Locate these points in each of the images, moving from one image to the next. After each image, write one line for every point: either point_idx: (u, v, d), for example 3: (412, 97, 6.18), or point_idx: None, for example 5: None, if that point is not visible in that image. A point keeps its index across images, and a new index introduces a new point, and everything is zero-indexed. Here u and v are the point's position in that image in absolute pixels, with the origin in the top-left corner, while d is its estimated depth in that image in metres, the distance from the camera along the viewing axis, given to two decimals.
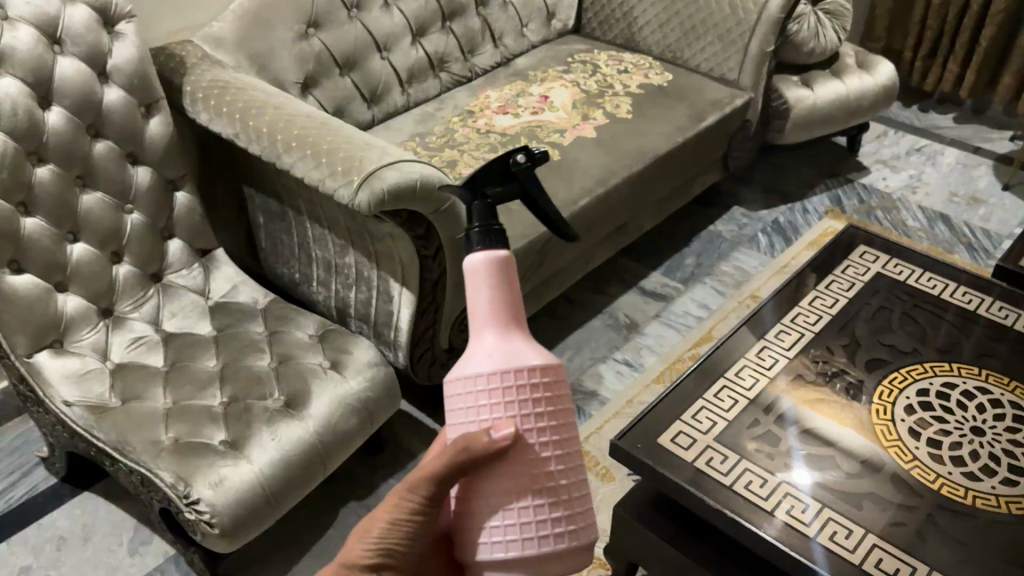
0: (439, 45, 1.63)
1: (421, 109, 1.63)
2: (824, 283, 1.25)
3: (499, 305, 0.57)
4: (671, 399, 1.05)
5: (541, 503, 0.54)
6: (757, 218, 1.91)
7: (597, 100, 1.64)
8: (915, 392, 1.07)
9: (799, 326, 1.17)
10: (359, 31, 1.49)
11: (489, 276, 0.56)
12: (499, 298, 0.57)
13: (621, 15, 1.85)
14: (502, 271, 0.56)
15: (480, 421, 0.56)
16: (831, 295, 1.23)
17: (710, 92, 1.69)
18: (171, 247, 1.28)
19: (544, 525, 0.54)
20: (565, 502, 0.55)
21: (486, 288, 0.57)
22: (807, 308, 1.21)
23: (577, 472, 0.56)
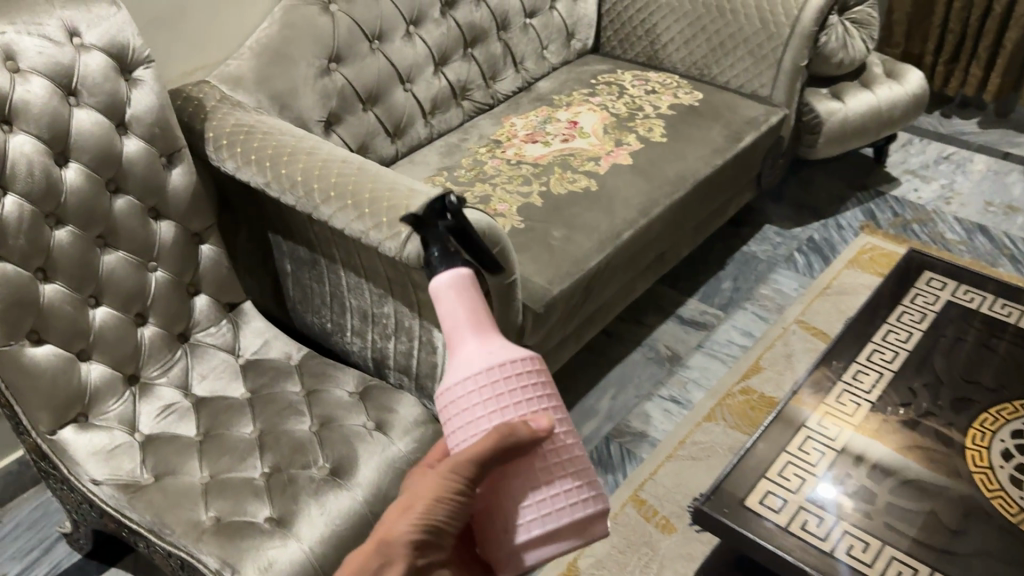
0: (461, 73, 1.56)
1: (445, 141, 1.56)
2: (895, 315, 1.19)
3: (458, 316, 0.61)
4: (755, 454, 0.99)
5: (561, 478, 0.59)
6: (791, 237, 1.85)
7: (628, 124, 1.57)
8: (1010, 434, 1.00)
9: (876, 365, 1.11)
10: (382, 64, 1.42)
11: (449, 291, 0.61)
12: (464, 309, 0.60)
13: (643, 32, 1.78)
14: (463, 277, 0.61)
15: (502, 412, 0.59)
16: (904, 329, 1.16)
17: (744, 110, 1.62)
18: (197, 303, 1.20)
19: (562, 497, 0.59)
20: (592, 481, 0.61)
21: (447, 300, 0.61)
22: (881, 344, 1.14)
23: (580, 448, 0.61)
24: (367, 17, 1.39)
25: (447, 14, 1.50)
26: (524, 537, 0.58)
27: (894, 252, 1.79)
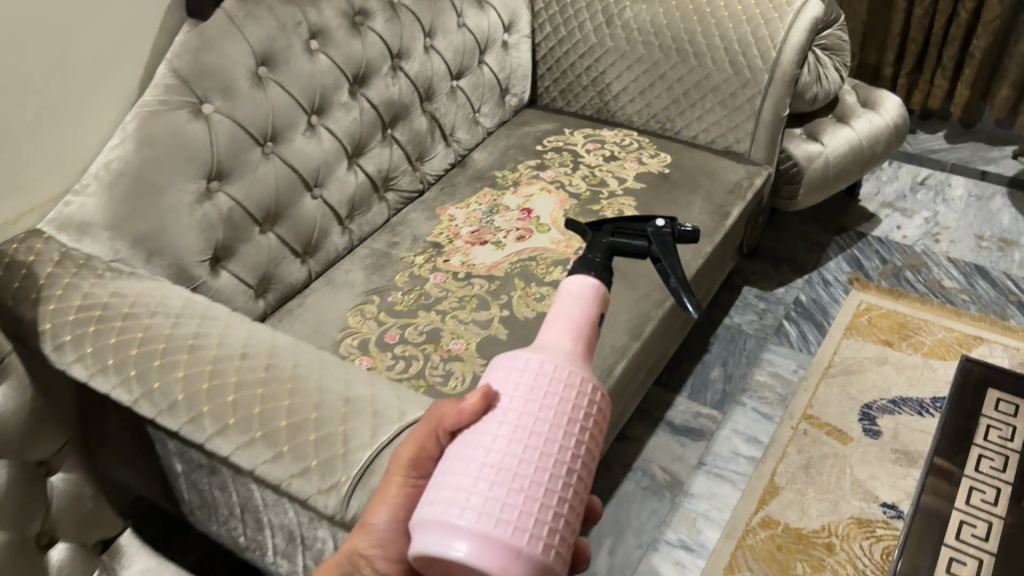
0: (383, 161, 1.24)
1: (369, 248, 1.24)
2: (971, 462, 0.94)
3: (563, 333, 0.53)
4: None
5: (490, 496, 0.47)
6: (776, 300, 1.61)
7: (592, 207, 1.28)
8: None
9: (971, 548, 0.86)
10: (281, 172, 1.08)
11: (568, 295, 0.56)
12: (585, 316, 0.54)
13: (589, 82, 1.50)
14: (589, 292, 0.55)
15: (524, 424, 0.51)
16: (988, 484, 0.92)
17: (723, 174, 1.36)
18: (52, 557, 0.85)
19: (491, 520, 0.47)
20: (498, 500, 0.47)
21: (564, 307, 0.55)
22: (968, 511, 0.90)
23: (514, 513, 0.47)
24: (255, 116, 1.05)
25: (357, 94, 1.17)
26: (435, 533, 0.47)
27: (893, 310, 1.57)
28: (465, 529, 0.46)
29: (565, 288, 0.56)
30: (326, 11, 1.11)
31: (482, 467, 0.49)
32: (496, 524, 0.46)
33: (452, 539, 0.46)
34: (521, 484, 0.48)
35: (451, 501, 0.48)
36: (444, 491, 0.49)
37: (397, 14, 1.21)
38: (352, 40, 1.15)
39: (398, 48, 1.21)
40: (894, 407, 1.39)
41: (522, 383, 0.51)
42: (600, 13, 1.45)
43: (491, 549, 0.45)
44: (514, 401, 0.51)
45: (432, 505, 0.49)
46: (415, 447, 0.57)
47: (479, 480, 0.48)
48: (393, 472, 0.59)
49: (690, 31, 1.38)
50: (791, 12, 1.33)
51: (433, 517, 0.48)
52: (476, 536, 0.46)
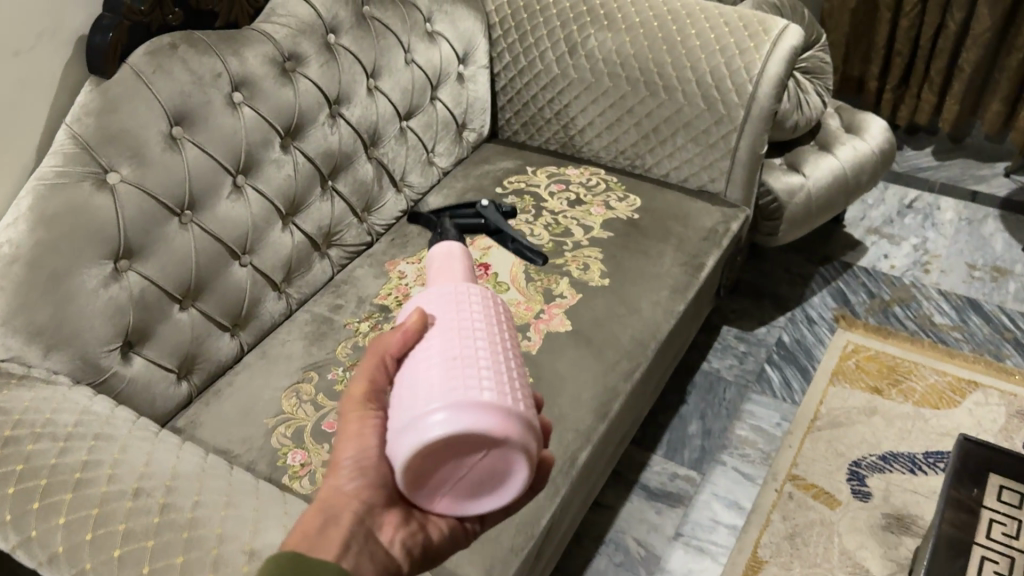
0: (323, 217, 1.13)
1: (310, 312, 1.12)
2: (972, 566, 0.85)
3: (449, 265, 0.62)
4: None
5: (453, 372, 0.51)
6: (758, 342, 1.51)
7: (556, 261, 1.17)
8: None
9: None
10: (202, 241, 0.97)
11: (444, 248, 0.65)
12: (466, 263, 0.63)
13: (553, 114, 1.40)
14: (453, 241, 0.66)
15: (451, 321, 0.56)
16: None
17: (697, 217, 1.26)
18: None
19: (458, 385, 0.50)
20: (467, 372, 0.51)
21: (443, 255, 0.64)
22: None
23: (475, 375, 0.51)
24: (169, 183, 0.93)
25: (290, 147, 1.06)
26: (413, 427, 0.49)
27: (881, 352, 1.47)
28: (446, 408, 0.49)
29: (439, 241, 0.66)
30: (250, 59, 1.00)
31: (443, 363, 0.52)
32: (472, 392, 0.49)
33: (431, 421, 0.48)
34: (484, 365, 0.51)
35: (423, 398, 0.50)
36: (412, 399, 0.51)
37: (333, 56, 1.09)
38: (281, 89, 1.03)
39: (337, 93, 1.10)
40: (884, 464, 1.30)
41: (446, 300, 0.57)
42: (562, 41, 1.34)
43: (475, 413, 0.48)
44: (443, 311, 0.56)
45: (405, 412, 0.51)
46: (368, 374, 0.56)
47: (445, 373, 0.51)
48: (351, 409, 0.56)
49: (659, 62, 1.28)
50: (767, 41, 1.23)
51: (407, 417, 0.50)
52: (453, 407, 0.48)
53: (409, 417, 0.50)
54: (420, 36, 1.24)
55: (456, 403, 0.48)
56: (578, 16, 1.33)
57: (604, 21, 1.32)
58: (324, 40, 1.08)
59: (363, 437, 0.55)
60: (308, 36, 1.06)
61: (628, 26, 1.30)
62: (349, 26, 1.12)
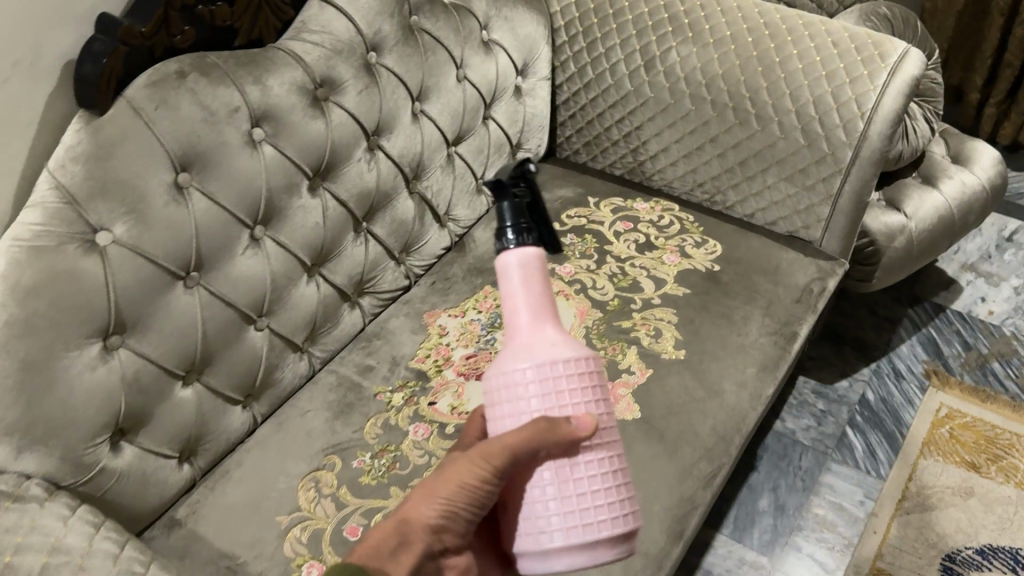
0: (355, 265, 0.97)
1: (335, 375, 0.97)
2: None
3: (535, 301, 0.55)
4: None
5: (591, 507, 0.53)
6: (837, 399, 1.34)
7: (622, 323, 1.00)
8: None
9: None
10: (209, 307, 0.81)
11: (516, 271, 0.55)
12: (547, 284, 0.55)
13: (621, 137, 1.21)
14: (532, 258, 0.55)
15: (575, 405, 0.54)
16: None
17: (788, 272, 1.08)
18: None
19: (596, 524, 0.53)
20: (597, 506, 0.53)
21: (525, 281, 0.54)
22: None
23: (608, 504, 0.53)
24: (171, 242, 0.77)
25: (318, 188, 0.89)
26: (540, 557, 0.54)
27: (978, 420, 1.30)
28: (564, 540, 0.52)
29: (513, 267, 0.55)
30: (274, 87, 0.83)
31: (575, 485, 0.53)
32: (600, 537, 0.53)
33: (560, 559, 0.53)
34: (611, 497, 0.54)
35: (549, 513, 0.53)
36: (538, 501, 0.54)
37: (374, 79, 0.92)
38: (310, 122, 0.86)
39: (377, 123, 0.93)
40: (983, 560, 1.13)
41: (569, 376, 0.54)
42: (637, 54, 1.16)
43: (603, 551, 0.53)
44: (570, 389, 0.54)
45: (529, 511, 0.54)
46: (508, 447, 0.52)
47: (577, 497, 0.53)
48: (471, 456, 0.55)
49: (751, 86, 1.09)
50: (884, 69, 1.04)
51: (534, 543, 0.53)
52: (580, 554, 0.53)
53: (535, 542, 0.53)
54: (474, 48, 1.07)
55: (590, 551, 0.53)
56: (657, 24, 1.15)
57: (688, 33, 1.13)
58: (364, 60, 0.91)
59: (470, 489, 0.56)
60: (344, 57, 0.89)
61: (716, 40, 1.12)
62: (395, 42, 0.94)
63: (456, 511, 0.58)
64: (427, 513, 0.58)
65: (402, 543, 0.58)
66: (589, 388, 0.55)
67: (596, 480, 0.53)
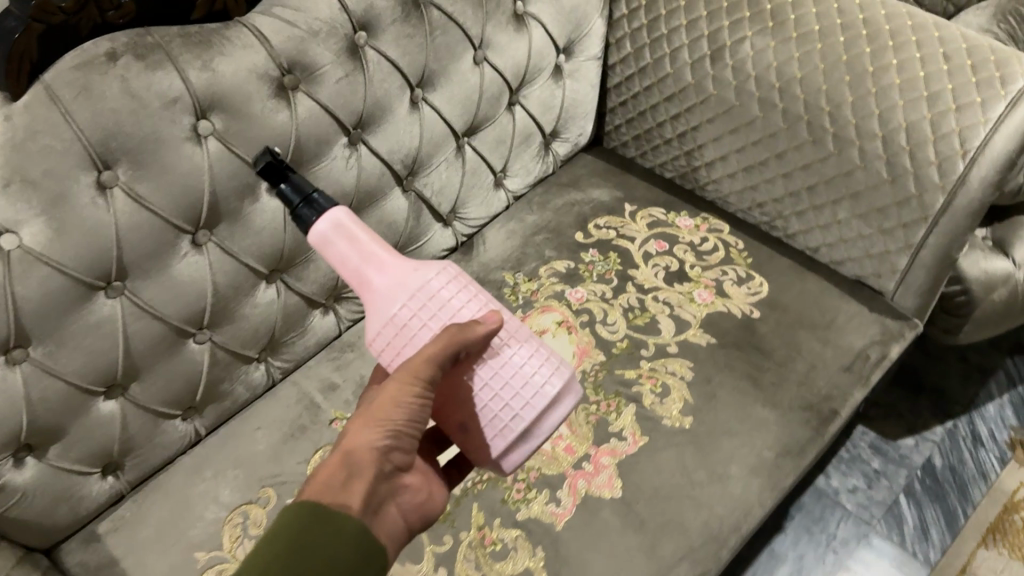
0: (328, 271, 0.85)
1: (296, 389, 0.87)
2: None
3: (369, 251, 0.59)
4: None
5: (530, 380, 0.58)
6: (897, 459, 1.16)
7: (625, 373, 0.85)
8: None
9: None
10: (134, 319, 0.72)
11: (337, 236, 0.58)
12: (371, 238, 0.59)
13: (675, 135, 1.04)
14: (342, 216, 0.58)
15: (464, 310, 0.58)
16: None
17: (841, 330, 0.90)
18: None
19: (540, 386, 0.58)
20: (538, 377, 0.58)
21: (346, 244, 0.58)
22: None
23: (540, 370, 0.59)
24: (87, 248, 0.67)
25: None
26: (520, 438, 0.58)
27: None
28: (530, 417, 0.58)
29: (330, 235, 0.58)
30: (226, 73, 0.70)
31: (509, 372, 0.58)
32: (559, 395, 0.59)
33: (538, 429, 0.59)
34: (544, 362, 0.59)
35: (505, 400, 0.58)
36: (490, 399, 0.58)
37: (360, 65, 0.78)
38: (270, 114, 0.73)
39: (360, 116, 0.80)
40: None
41: (439, 291, 0.58)
42: (704, 41, 0.97)
43: (563, 403, 0.59)
44: (450, 299, 0.58)
45: (488, 410, 0.58)
46: (427, 361, 0.54)
47: (516, 378, 0.58)
48: (398, 379, 0.55)
49: (833, 99, 0.89)
50: (1002, 98, 0.81)
51: (509, 433, 0.58)
52: (552, 414, 0.59)
53: (510, 432, 0.58)
54: (502, 24, 0.90)
55: (554, 410, 0.59)
56: (733, 7, 0.95)
57: (768, 21, 0.93)
58: (350, 42, 0.76)
59: (410, 407, 0.55)
60: (325, 41, 0.74)
61: (801, 34, 0.91)
62: (394, 21, 0.79)
63: (403, 428, 0.56)
64: (372, 438, 0.55)
65: (355, 475, 0.53)
66: (468, 293, 0.59)
67: (524, 356, 0.59)
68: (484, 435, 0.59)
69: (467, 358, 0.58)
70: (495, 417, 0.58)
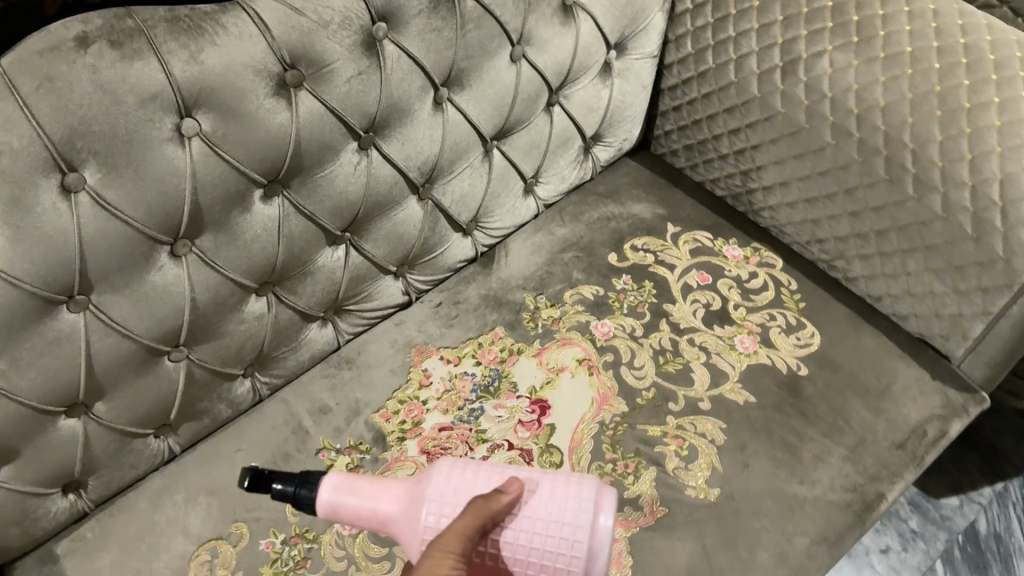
0: (328, 286, 0.77)
1: (284, 409, 0.79)
2: None
3: (371, 489, 0.55)
4: None
5: (562, 507, 0.53)
6: (937, 521, 1.07)
7: (648, 430, 0.76)
8: None
9: None
10: (100, 336, 0.64)
11: (344, 497, 0.54)
12: (368, 480, 0.56)
13: (732, 152, 0.93)
14: (335, 475, 0.55)
15: (474, 489, 0.54)
16: None
17: (896, 400, 0.80)
18: None
19: (572, 503, 0.53)
20: (568, 502, 0.53)
21: (352, 499, 0.54)
22: None
23: (565, 490, 0.54)
24: (46, 259, 0.59)
25: (277, 195, 0.68)
26: (587, 561, 0.52)
27: None
28: (580, 538, 0.52)
29: (336, 499, 0.53)
30: (215, 66, 0.60)
31: (540, 515, 0.53)
32: (596, 503, 0.53)
33: (599, 542, 0.53)
34: (567, 487, 0.55)
35: (558, 535, 0.52)
36: (545, 545, 0.52)
37: (376, 61, 0.67)
38: (266, 114, 0.64)
39: (375, 118, 0.70)
40: None
41: (451, 486, 0.54)
42: (777, 50, 0.86)
43: (604, 504, 0.54)
44: (463, 489, 0.54)
45: (549, 557, 0.52)
46: (457, 537, 0.49)
47: (549, 517, 0.53)
48: (431, 560, 0.48)
49: (919, 135, 0.78)
50: None
51: (576, 563, 0.52)
52: (600, 522, 0.53)
53: (579, 561, 0.52)
54: (547, 16, 0.79)
55: (601, 515, 0.53)
56: (814, 14, 0.83)
57: (853, 35, 0.81)
58: (366, 34, 0.66)
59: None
60: (336, 33, 0.64)
61: (889, 55, 0.80)
62: (420, 12, 0.68)
63: None
64: None
65: None
66: (474, 475, 0.56)
67: (548, 489, 0.54)
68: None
69: (498, 530, 0.53)
70: (552, 556, 0.52)
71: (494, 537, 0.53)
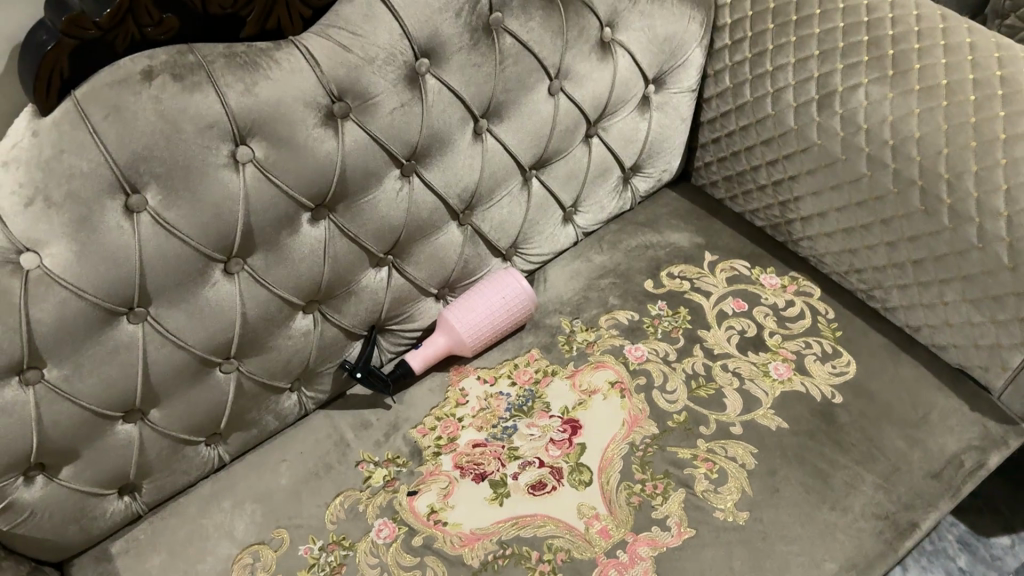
0: (372, 306, 0.81)
1: (328, 423, 0.83)
2: None
3: (432, 346, 0.84)
4: None
5: (471, 296, 0.85)
6: (986, 560, 1.05)
7: (678, 452, 0.77)
8: None
9: None
10: (158, 344, 0.69)
11: (424, 359, 0.84)
12: (431, 348, 0.84)
13: (770, 182, 0.94)
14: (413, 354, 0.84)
15: (461, 306, 0.84)
16: None
17: (933, 431, 0.80)
18: None
19: (472, 294, 0.85)
20: (467, 296, 0.85)
21: (427, 353, 0.84)
22: None
23: (483, 288, 0.85)
24: (108, 273, 0.64)
25: (323, 218, 0.73)
26: (516, 293, 0.84)
27: None
28: (505, 289, 0.84)
29: (421, 356, 0.84)
30: (267, 98, 0.65)
31: (491, 291, 0.84)
32: (498, 280, 0.85)
33: (515, 287, 0.84)
34: (473, 291, 0.86)
35: (499, 299, 0.84)
36: (493, 296, 0.84)
37: (418, 93, 0.72)
38: (315, 142, 0.69)
39: (418, 148, 0.75)
40: None
41: (457, 310, 0.84)
42: (813, 83, 0.87)
43: (507, 277, 0.86)
44: (464, 305, 0.84)
45: (504, 296, 0.84)
46: None
47: (481, 295, 0.84)
48: None
49: (954, 166, 0.78)
50: None
51: (512, 292, 0.84)
52: (504, 281, 0.85)
53: (509, 295, 0.84)
54: (584, 52, 0.82)
55: (505, 275, 0.86)
56: (850, 48, 0.85)
57: (888, 69, 0.83)
58: (408, 69, 0.71)
59: None
60: (381, 68, 0.69)
61: (925, 87, 0.81)
62: (461, 48, 0.72)
63: None
64: None
65: None
66: (460, 304, 0.85)
67: (463, 298, 0.85)
68: (517, 305, 0.85)
69: (476, 313, 0.83)
70: (505, 299, 0.84)
71: (477, 315, 0.83)
